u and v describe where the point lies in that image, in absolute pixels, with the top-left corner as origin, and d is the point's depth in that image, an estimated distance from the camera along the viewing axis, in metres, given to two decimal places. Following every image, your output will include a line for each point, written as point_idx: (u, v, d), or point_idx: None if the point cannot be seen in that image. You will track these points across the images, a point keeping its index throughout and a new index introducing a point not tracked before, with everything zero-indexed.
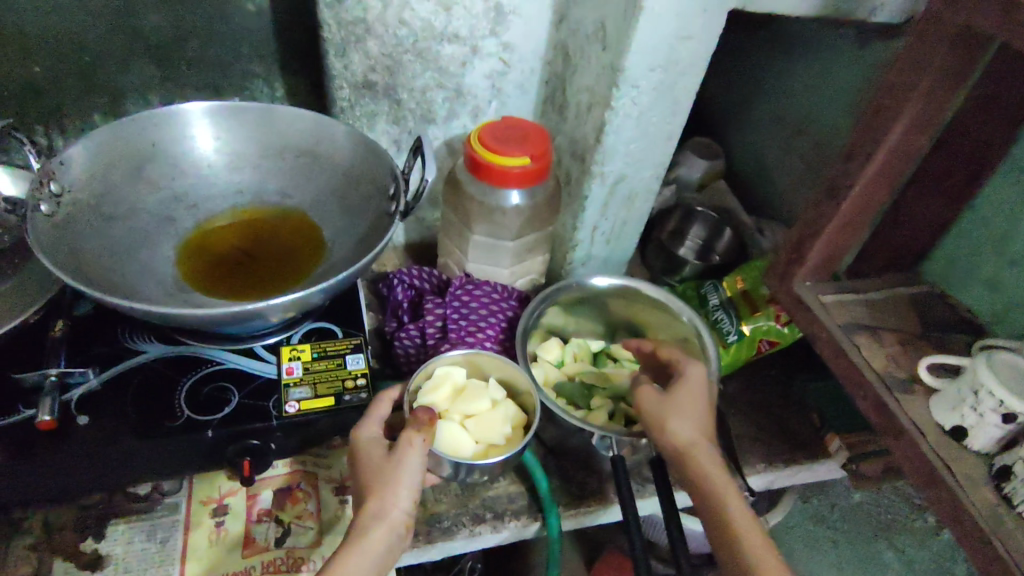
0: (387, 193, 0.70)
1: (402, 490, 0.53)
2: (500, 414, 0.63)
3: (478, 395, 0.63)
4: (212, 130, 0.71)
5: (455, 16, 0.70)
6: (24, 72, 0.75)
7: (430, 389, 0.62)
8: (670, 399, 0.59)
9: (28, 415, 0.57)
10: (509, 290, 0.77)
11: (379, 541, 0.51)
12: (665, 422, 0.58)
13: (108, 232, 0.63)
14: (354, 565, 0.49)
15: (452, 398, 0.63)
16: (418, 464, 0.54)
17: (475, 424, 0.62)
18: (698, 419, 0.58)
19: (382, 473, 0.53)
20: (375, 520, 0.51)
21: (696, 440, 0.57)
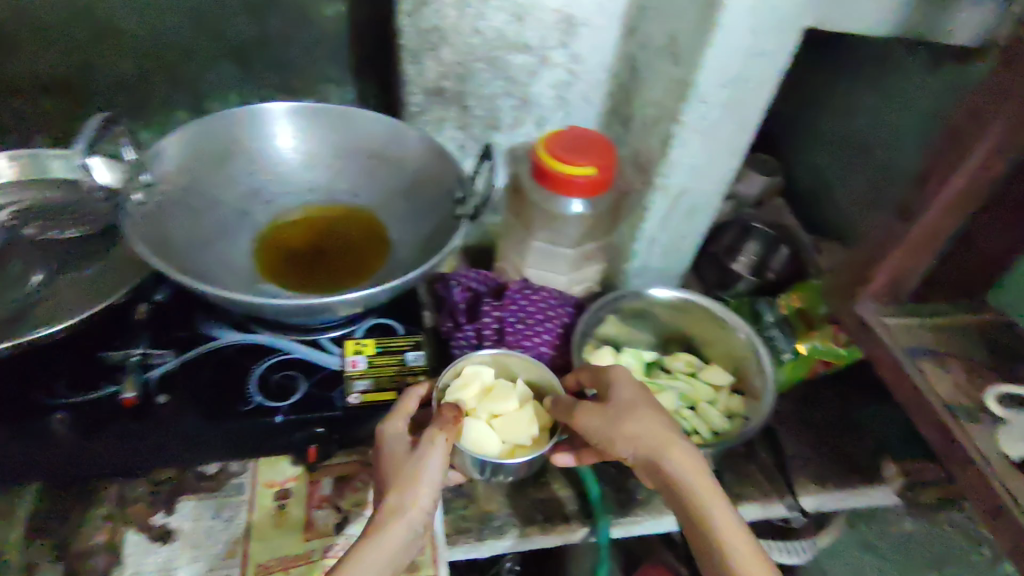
0: (452, 197, 0.72)
1: (424, 487, 0.53)
2: (527, 415, 0.63)
3: (505, 395, 0.63)
4: (291, 129, 0.74)
5: (528, 26, 0.72)
6: (117, 69, 0.80)
7: (459, 386, 0.63)
8: (611, 406, 0.58)
9: (111, 392, 0.61)
10: (566, 297, 0.78)
11: (396, 536, 0.50)
12: (623, 432, 0.56)
13: (193, 222, 0.67)
14: (369, 562, 0.48)
15: (479, 397, 0.64)
16: (441, 461, 0.54)
17: (502, 424, 0.63)
18: (654, 422, 0.56)
19: (405, 468, 0.53)
20: (395, 514, 0.51)
21: (660, 442, 0.55)
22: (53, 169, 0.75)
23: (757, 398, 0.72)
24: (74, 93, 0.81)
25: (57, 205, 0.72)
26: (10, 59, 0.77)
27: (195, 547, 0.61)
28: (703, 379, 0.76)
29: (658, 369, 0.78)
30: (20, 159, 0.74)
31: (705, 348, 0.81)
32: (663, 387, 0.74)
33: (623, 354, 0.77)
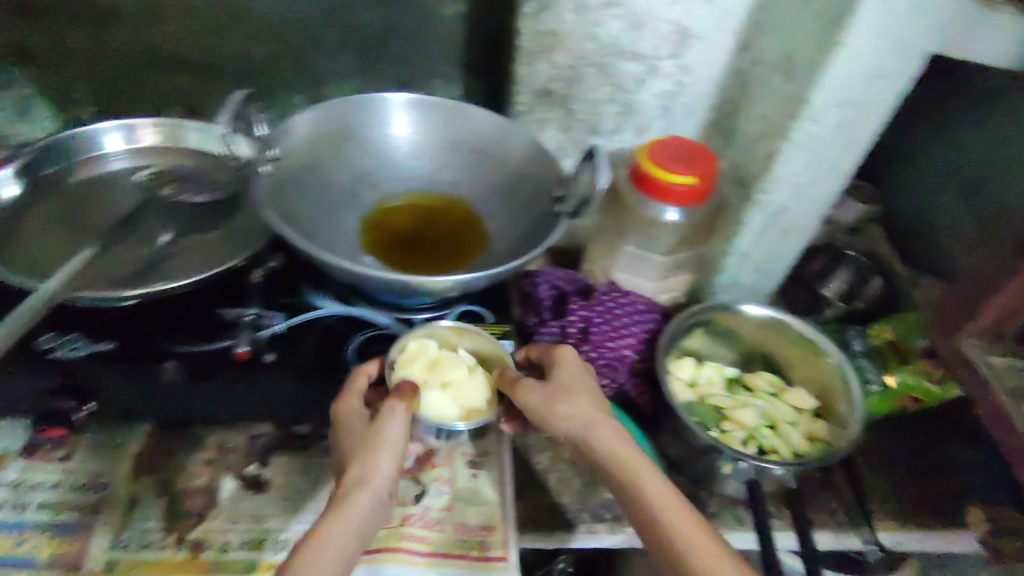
0: (552, 195, 0.74)
1: (384, 456, 0.55)
2: (477, 379, 0.65)
3: (454, 363, 0.64)
4: (402, 119, 0.78)
5: (641, 35, 0.74)
6: (250, 51, 0.86)
7: (406, 362, 0.64)
8: (552, 387, 0.61)
9: (226, 346, 0.68)
10: (652, 305, 0.78)
11: (361, 504, 0.52)
12: (556, 412, 0.60)
13: (309, 197, 0.71)
14: (337, 526, 0.50)
15: (428, 369, 0.64)
16: (400, 430, 0.57)
17: (454, 392, 0.64)
18: (586, 407, 0.60)
19: (368, 438, 0.56)
20: (360, 485, 0.53)
21: (591, 420, 0.59)
22: (187, 138, 0.81)
23: (844, 425, 0.71)
24: (209, 72, 0.88)
25: (188, 170, 0.79)
26: (160, 36, 0.84)
27: (285, 500, 0.64)
28: (786, 401, 0.75)
29: (740, 386, 0.78)
30: (161, 127, 0.80)
31: (788, 371, 0.80)
32: (744, 405, 0.74)
33: (703, 366, 0.77)
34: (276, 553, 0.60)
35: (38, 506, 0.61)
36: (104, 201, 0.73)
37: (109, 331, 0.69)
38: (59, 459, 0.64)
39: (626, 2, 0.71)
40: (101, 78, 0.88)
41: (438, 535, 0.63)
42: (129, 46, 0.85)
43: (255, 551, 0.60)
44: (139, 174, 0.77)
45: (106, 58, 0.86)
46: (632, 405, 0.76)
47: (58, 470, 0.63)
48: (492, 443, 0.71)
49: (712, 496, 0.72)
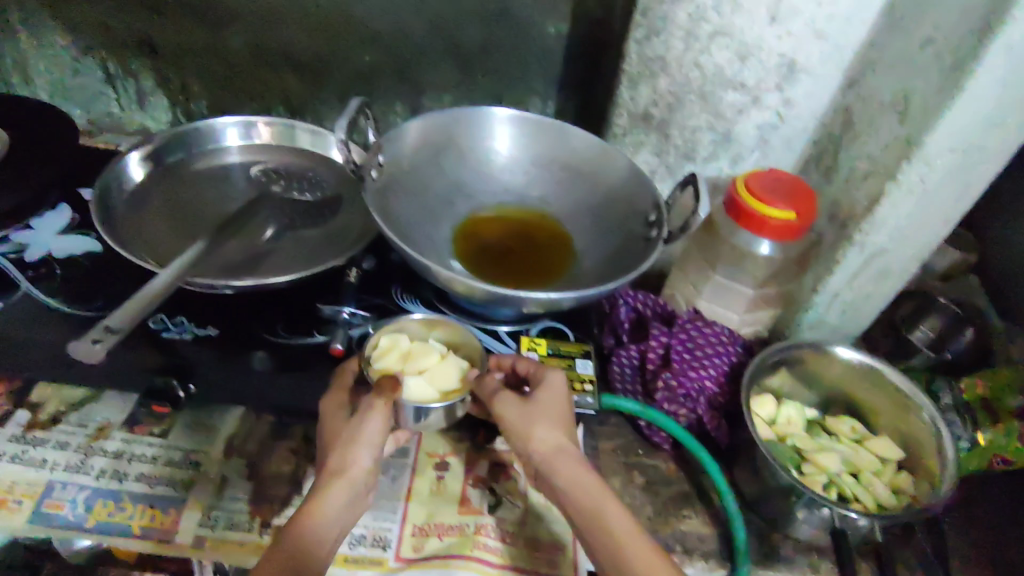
0: (645, 219, 0.74)
1: (363, 448, 0.57)
2: (451, 363, 0.65)
3: (425, 351, 0.65)
4: (498, 133, 0.80)
5: (748, 66, 0.74)
6: (357, 59, 0.89)
7: (379, 356, 0.64)
8: (531, 408, 0.62)
9: (321, 340, 0.69)
10: (734, 336, 0.78)
11: (339, 494, 0.56)
12: (530, 433, 0.61)
13: (407, 204, 0.73)
14: (317, 514, 0.55)
15: (401, 360, 0.64)
16: (379, 428, 0.58)
17: (431, 376, 0.63)
18: (560, 435, 0.61)
19: (348, 431, 0.58)
20: (338, 474, 0.57)
21: (561, 449, 0.60)
22: (299, 140, 0.85)
23: (930, 482, 0.69)
24: (316, 75, 0.92)
25: (296, 168, 0.82)
26: (275, 40, 0.88)
27: None
28: (868, 449, 0.73)
29: (819, 429, 0.76)
30: (275, 127, 0.84)
31: (871, 417, 0.77)
32: (825, 448, 0.72)
33: (784, 405, 0.76)
34: (353, 547, 0.63)
35: (136, 478, 0.65)
36: (219, 192, 0.77)
37: (212, 318, 0.70)
38: (156, 434, 0.68)
39: (735, 33, 0.71)
40: (217, 76, 0.93)
41: (509, 548, 0.64)
42: (246, 47, 0.89)
43: None
44: (252, 169, 0.81)
45: (224, 57, 0.91)
46: (707, 436, 0.75)
47: (156, 445, 0.67)
48: None
49: (786, 540, 0.70)
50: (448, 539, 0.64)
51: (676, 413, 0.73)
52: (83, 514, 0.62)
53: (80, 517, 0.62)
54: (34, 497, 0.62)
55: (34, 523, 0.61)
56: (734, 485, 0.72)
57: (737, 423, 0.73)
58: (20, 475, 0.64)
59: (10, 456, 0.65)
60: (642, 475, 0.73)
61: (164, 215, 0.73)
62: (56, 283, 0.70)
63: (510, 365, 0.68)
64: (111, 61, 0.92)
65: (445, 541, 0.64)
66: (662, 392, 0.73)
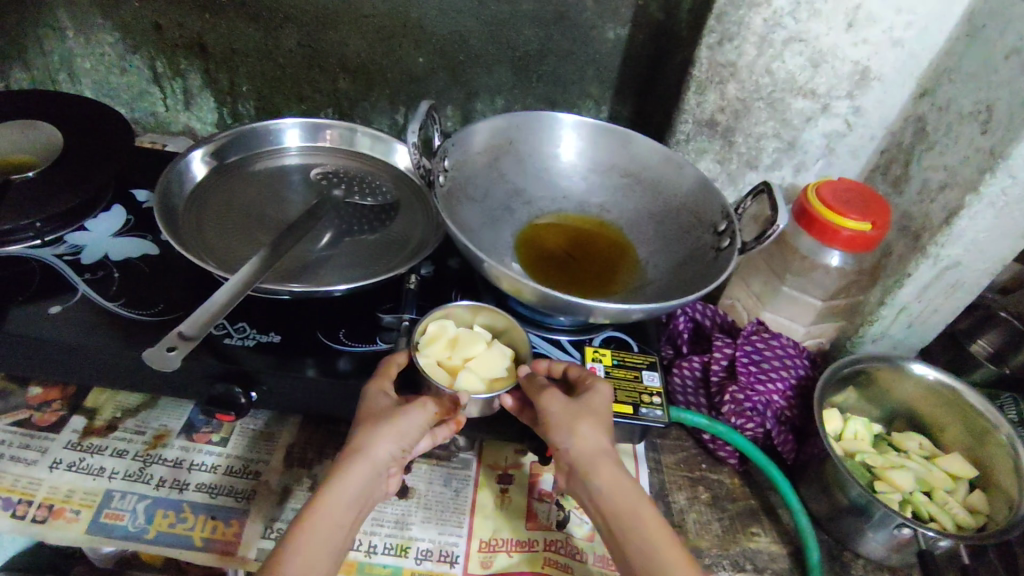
0: (713, 227, 0.72)
1: (390, 435, 0.54)
2: (498, 352, 0.63)
3: (473, 338, 0.63)
4: (558, 138, 0.79)
5: (820, 73, 0.72)
6: (410, 61, 0.88)
7: (427, 343, 0.62)
8: (575, 407, 0.58)
9: (385, 348, 0.67)
10: (802, 349, 0.76)
11: (358, 477, 0.54)
12: (575, 429, 0.57)
13: (471, 209, 0.72)
14: (333, 498, 0.53)
15: (449, 348, 0.62)
16: (418, 423, 0.55)
17: (478, 365, 0.61)
18: (604, 438, 0.57)
19: (383, 416, 0.56)
20: (357, 457, 0.54)
21: (602, 453, 0.57)
22: (359, 144, 0.83)
23: (1010, 501, 0.65)
24: (369, 77, 0.90)
25: (354, 172, 0.81)
26: (329, 40, 0.87)
27: (428, 509, 0.65)
28: (939, 467, 0.71)
29: (888, 446, 0.74)
30: (336, 131, 0.83)
31: (941, 434, 0.75)
32: (896, 465, 0.70)
33: (850, 419, 0.74)
34: (419, 562, 0.61)
35: (197, 487, 0.63)
36: (278, 196, 0.75)
37: (274, 323, 0.68)
38: (216, 442, 0.67)
39: (810, 39, 0.70)
40: (267, 77, 0.91)
41: (582, 565, 0.62)
42: (298, 48, 0.88)
43: (399, 558, 0.61)
44: (311, 172, 0.79)
45: (275, 57, 0.89)
46: (774, 451, 0.73)
47: (216, 453, 0.66)
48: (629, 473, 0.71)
49: (856, 559, 0.68)
50: (516, 555, 0.62)
51: (743, 426, 0.71)
52: (144, 525, 0.60)
53: (140, 527, 0.60)
54: (93, 506, 0.61)
55: (93, 533, 0.59)
56: (803, 503, 0.70)
57: (805, 439, 0.72)
58: (79, 483, 0.62)
59: (67, 464, 0.63)
60: (707, 490, 0.72)
61: (225, 219, 0.71)
62: (113, 287, 0.68)
63: (560, 369, 0.64)
64: (158, 58, 0.91)
65: (512, 557, 0.62)
66: (729, 405, 0.71)
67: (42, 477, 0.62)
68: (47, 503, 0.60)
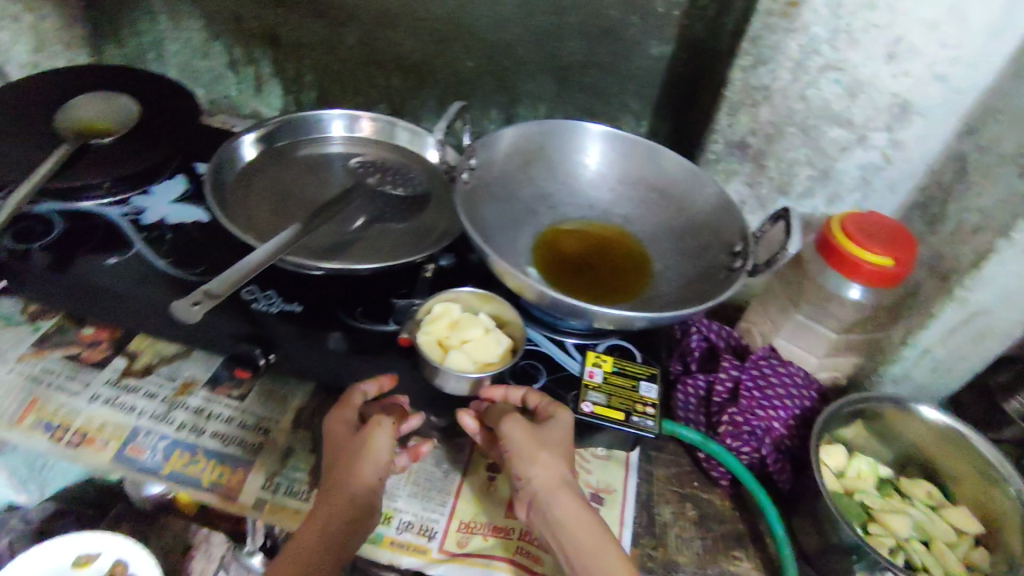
0: (730, 249, 0.72)
1: (363, 466, 0.58)
2: (494, 337, 0.67)
3: (472, 323, 0.67)
4: (588, 148, 0.81)
5: (857, 103, 0.71)
6: (460, 63, 0.92)
7: (429, 321, 0.67)
8: (533, 437, 0.60)
9: (392, 329, 0.70)
10: (812, 380, 0.75)
11: (336, 512, 0.57)
12: (535, 457, 0.59)
13: (493, 208, 0.75)
14: (311, 532, 0.56)
15: (449, 328, 0.67)
16: (385, 445, 0.59)
17: (472, 348, 0.65)
18: (563, 467, 0.59)
19: (352, 451, 0.59)
20: (332, 491, 0.57)
21: (559, 484, 0.58)
22: (398, 138, 0.88)
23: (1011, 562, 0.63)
24: (420, 76, 0.95)
25: (392, 164, 0.86)
26: (385, 40, 0.93)
27: (417, 484, 0.68)
28: (943, 518, 0.68)
29: (893, 489, 0.72)
30: (378, 123, 0.88)
31: (952, 485, 0.72)
32: (896, 510, 0.68)
33: (855, 458, 0.72)
34: (400, 532, 0.65)
35: (211, 435, 0.69)
36: (321, 180, 0.81)
37: (298, 294, 0.72)
38: (234, 397, 0.72)
39: (847, 68, 0.69)
40: (331, 69, 0.98)
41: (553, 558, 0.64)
42: (359, 46, 0.94)
43: (382, 525, 0.65)
44: (351, 160, 0.85)
45: (337, 52, 0.96)
46: (769, 479, 0.72)
47: (233, 407, 0.72)
48: (617, 479, 0.72)
49: None
50: (493, 539, 0.65)
51: (738, 450, 0.71)
52: (160, 461, 0.66)
53: (157, 464, 0.66)
54: (120, 439, 0.67)
55: (117, 463, 0.66)
56: (795, 535, 0.69)
57: (803, 471, 0.71)
58: (110, 418, 0.69)
59: (104, 399, 0.70)
60: (695, 508, 0.72)
61: (266, 196, 0.78)
62: (164, 247, 0.75)
63: (518, 396, 0.64)
64: (235, 46, 1.00)
65: (489, 540, 0.65)
66: (726, 426, 0.71)
67: (81, 408, 0.69)
68: (82, 431, 0.68)
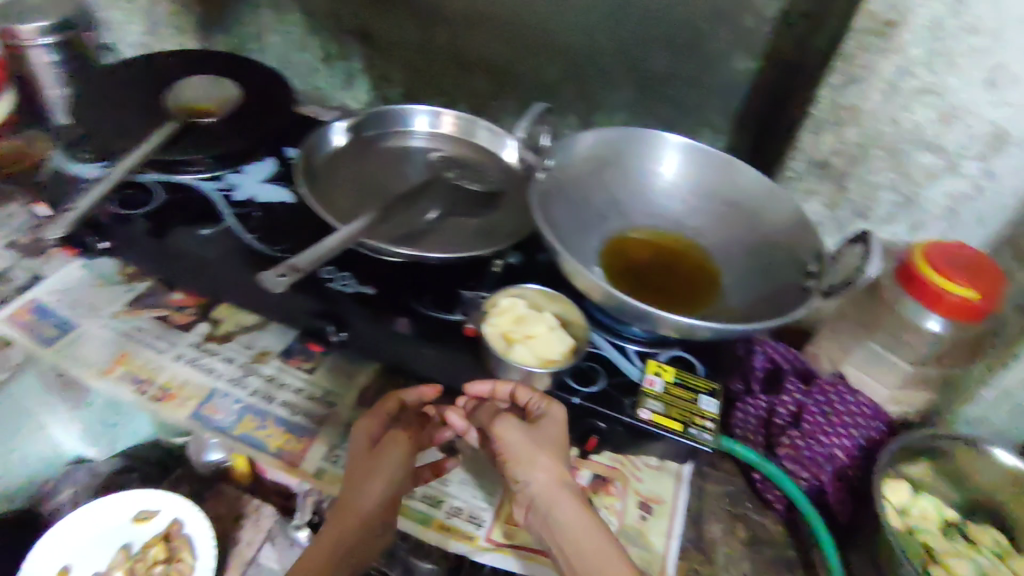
0: (804, 268, 0.70)
1: (373, 479, 0.60)
2: (558, 335, 0.68)
3: (537, 319, 0.69)
4: (665, 158, 0.81)
5: (951, 130, 0.70)
6: (542, 69, 0.94)
7: (495, 315, 0.69)
8: (530, 440, 0.60)
9: (458, 320, 0.72)
10: (880, 412, 0.73)
11: (347, 522, 0.59)
12: (533, 460, 0.59)
13: (566, 209, 0.76)
14: (326, 544, 0.58)
15: (514, 323, 0.69)
16: (398, 460, 0.61)
17: (536, 344, 0.67)
18: (563, 468, 0.59)
19: (367, 465, 0.61)
20: (344, 502, 0.59)
21: (557, 487, 0.58)
22: (477, 136, 0.91)
23: None
24: (503, 79, 0.98)
25: (469, 161, 0.88)
26: (472, 42, 0.96)
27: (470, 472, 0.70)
28: (1013, 570, 0.65)
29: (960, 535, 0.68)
30: (460, 121, 0.91)
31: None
32: (960, 555, 0.65)
33: (919, 497, 0.69)
34: (449, 517, 0.67)
35: (280, 403, 0.73)
36: (401, 171, 0.84)
37: (373, 279, 0.75)
38: (304, 369, 0.76)
39: (941, 92, 0.69)
40: (416, 68, 1.02)
41: None
42: (447, 46, 0.98)
43: (432, 508, 0.67)
44: (432, 154, 0.88)
45: (426, 51, 1.00)
46: (827, 510, 0.70)
47: (302, 379, 0.75)
48: (667, 491, 0.71)
49: None
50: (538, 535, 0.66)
51: (797, 475, 0.69)
52: (233, 422, 0.70)
53: (228, 426, 0.70)
54: (199, 398, 0.72)
55: (193, 420, 0.70)
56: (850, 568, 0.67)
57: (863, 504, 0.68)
58: (189, 377, 0.73)
59: (186, 359, 0.75)
60: (746, 529, 0.71)
61: (350, 182, 0.81)
62: (252, 223, 0.79)
63: (506, 390, 0.63)
64: (331, 41, 1.05)
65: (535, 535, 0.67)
66: (785, 450, 0.70)
67: (165, 365, 0.74)
68: (165, 387, 0.72)
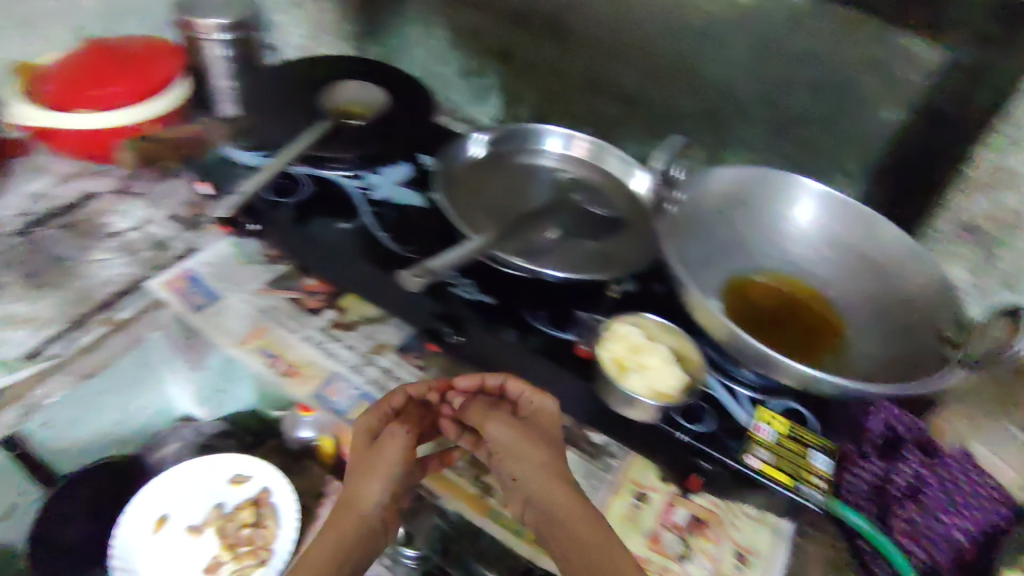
0: (943, 337, 0.67)
1: (373, 477, 0.61)
2: (672, 370, 0.69)
3: (652, 351, 0.70)
4: (797, 204, 0.80)
5: None
6: (677, 101, 0.95)
7: (610, 340, 0.71)
8: (518, 434, 0.63)
9: (570, 339, 0.73)
10: (1007, 495, 0.71)
11: (350, 520, 0.59)
12: (522, 454, 0.61)
13: (693, 245, 0.76)
14: (327, 541, 0.57)
15: (629, 350, 0.70)
16: (396, 455, 0.62)
17: (650, 375, 0.68)
18: (551, 462, 0.61)
19: (367, 459, 0.63)
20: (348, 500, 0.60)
21: (547, 478, 0.60)
22: (606, 161, 0.92)
23: None
24: (635, 107, 0.99)
25: (595, 185, 0.90)
26: (609, 70, 0.98)
27: None
28: None
29: None
30: (590, 146, 0.93)
31: None
32: None
33: None
34: None
35: None
36: (530, 189, 0.88)
37: (491, 287, 0.77)
38: (418, 366, 0.80)
39: None
40: (550, 89, 1.05)
41: None
42: (583, 70, 1.00)
43: None
44: (560, 175, 0.91)
45: (561, 74, 1.03)
46: None
47: (416, 375, 0.79)
48: (763, 543, 0.69)
49: None
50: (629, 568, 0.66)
51: (910, 551, 0.66)
52: (348, 406, 0.76)
53: (345, 409, 0.76)
54: (321, 378, 0.78)
55: (314, 398, 0.76)
56: None
57: None
58: (316, 358, 0.80)
59: (313, 341, 0.81)
60: None
61: (482, 195, 0.85)
62: (384, 222, 0.84)
63: (498, 382, 0.68)
64: (471, 57, 1.10)
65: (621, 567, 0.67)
66: (899, 522, 0.67)
67: (295, 344, 0.81)
68: (292, 364, 0.79)
